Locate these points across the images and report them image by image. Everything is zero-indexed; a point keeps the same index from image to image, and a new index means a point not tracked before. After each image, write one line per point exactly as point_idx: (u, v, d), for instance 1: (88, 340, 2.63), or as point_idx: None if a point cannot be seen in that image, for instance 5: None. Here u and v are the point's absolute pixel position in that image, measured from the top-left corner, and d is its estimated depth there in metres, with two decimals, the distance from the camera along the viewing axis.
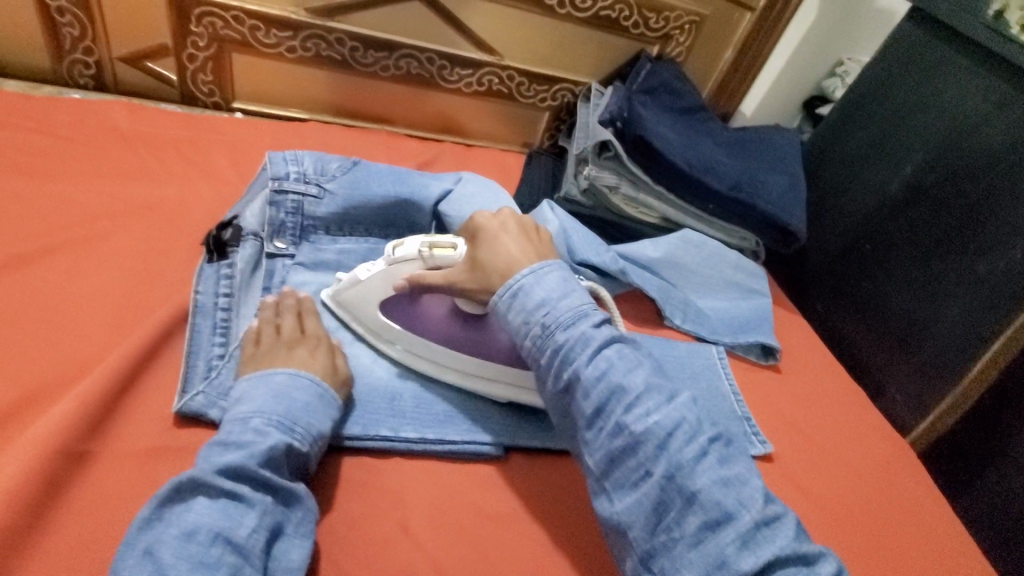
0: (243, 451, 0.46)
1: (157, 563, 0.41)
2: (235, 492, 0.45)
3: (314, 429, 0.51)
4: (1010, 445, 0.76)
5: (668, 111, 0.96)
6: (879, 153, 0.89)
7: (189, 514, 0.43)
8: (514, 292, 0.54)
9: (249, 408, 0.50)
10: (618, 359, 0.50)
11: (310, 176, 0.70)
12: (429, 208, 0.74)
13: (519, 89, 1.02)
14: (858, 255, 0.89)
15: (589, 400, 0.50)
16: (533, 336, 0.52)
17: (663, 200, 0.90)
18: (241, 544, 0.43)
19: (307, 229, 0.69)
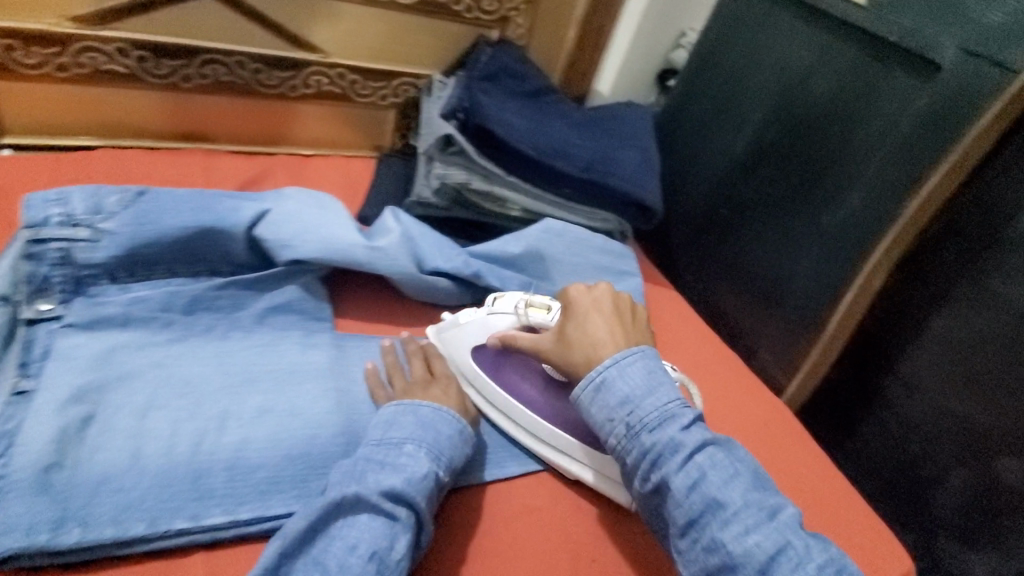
0: (401, 475, 0.48)
1: (323, 571, 0.43)
2: (393, 513, 0.46)
3: (454, 462, 0.53)
4: (881, 391, 0.76)
5: (514, 96, 0.92)
6: (724, 118, 0.88)
7: (343, 532, 0.45)
8: (598, 383, 0.53)
9: (384, 439, 0.52)
10: (712, 470, 0.48)
11: (79, 217, 0.57)
12: (242, 236, 0.62)
13: (353, 87, 0.93)
14: (717, 220, 0.89)
15: (680, 512, 0.48)
16: (617, 435, 0.52)
17: (519, 190, 0.86)
18: (390, 569, 0.44)
19: (82, 280, 0.57)
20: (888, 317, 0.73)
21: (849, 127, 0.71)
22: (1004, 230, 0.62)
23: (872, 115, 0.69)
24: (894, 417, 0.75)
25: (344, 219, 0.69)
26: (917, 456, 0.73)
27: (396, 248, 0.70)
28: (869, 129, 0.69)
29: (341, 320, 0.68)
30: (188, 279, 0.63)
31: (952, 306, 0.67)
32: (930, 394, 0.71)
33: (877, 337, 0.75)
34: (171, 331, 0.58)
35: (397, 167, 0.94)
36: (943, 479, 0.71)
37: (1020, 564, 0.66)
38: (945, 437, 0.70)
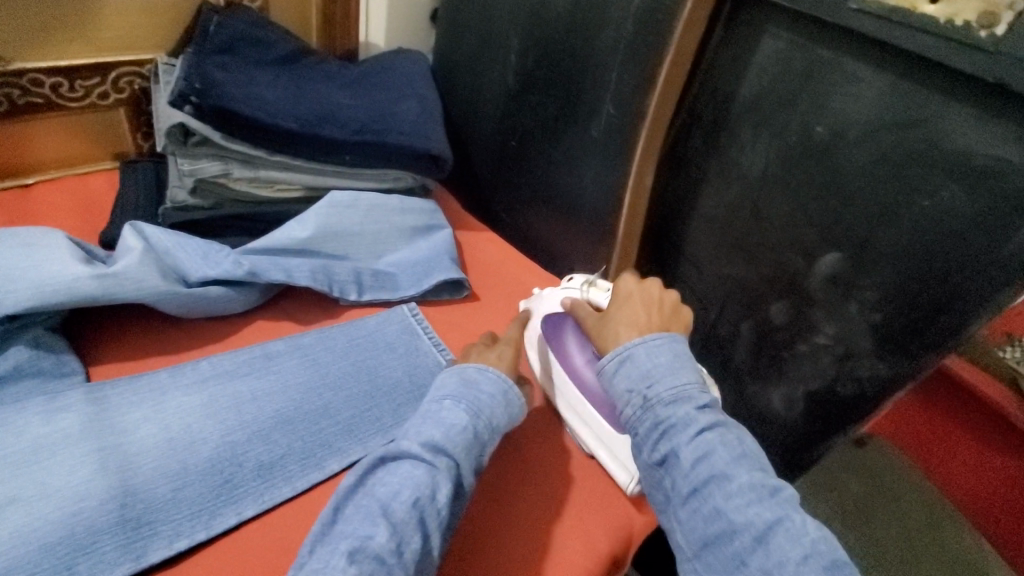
0: (442, 427, 0.53)
1: (370, 510, 0.48)
2: (433, 459, 0.51)
3: (497, 419, 0.56)
4: (678, 272, 0.84)
5: (260, 66, 0.81)
6: (489, 49, 0.87)
7: (385, 479, 0.50)
8: (622, 358, 0.57)
9: (479, 396, 0.56)
10: (721, 450, 0.51)
11: None
12: None
13: (57, 92, 0.77)
14: (509, 153, 0.89)
15: (685, 483, 0.50)
16: (633, 406, 0.55)
17: (291, 168, 0.78)
18: (429, 513, 0.48)
19: None
20: (667, 205, 0.81)
21: (592, 34, 0.72)
22: (729, 106, 0.69)
23: (608, 18, 0.70)
24: (692, 292, 0.83)
25: (60, 253, 0.58)
26: (715, 320, 0.81)
27: (142, 267, 0.60)
28: (609, 33, 0.70)
29: (95, 366, 0.59)
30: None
31: (708, 183, 0.75)
32: (712, 265, 0.78)
33: (665, 225, 0.83)
34: None
35: (147, 173, 0.81)
36: (734, 336, 0.79)
37: (799, 385, 0.74)
38: (729, 298, 0.78)
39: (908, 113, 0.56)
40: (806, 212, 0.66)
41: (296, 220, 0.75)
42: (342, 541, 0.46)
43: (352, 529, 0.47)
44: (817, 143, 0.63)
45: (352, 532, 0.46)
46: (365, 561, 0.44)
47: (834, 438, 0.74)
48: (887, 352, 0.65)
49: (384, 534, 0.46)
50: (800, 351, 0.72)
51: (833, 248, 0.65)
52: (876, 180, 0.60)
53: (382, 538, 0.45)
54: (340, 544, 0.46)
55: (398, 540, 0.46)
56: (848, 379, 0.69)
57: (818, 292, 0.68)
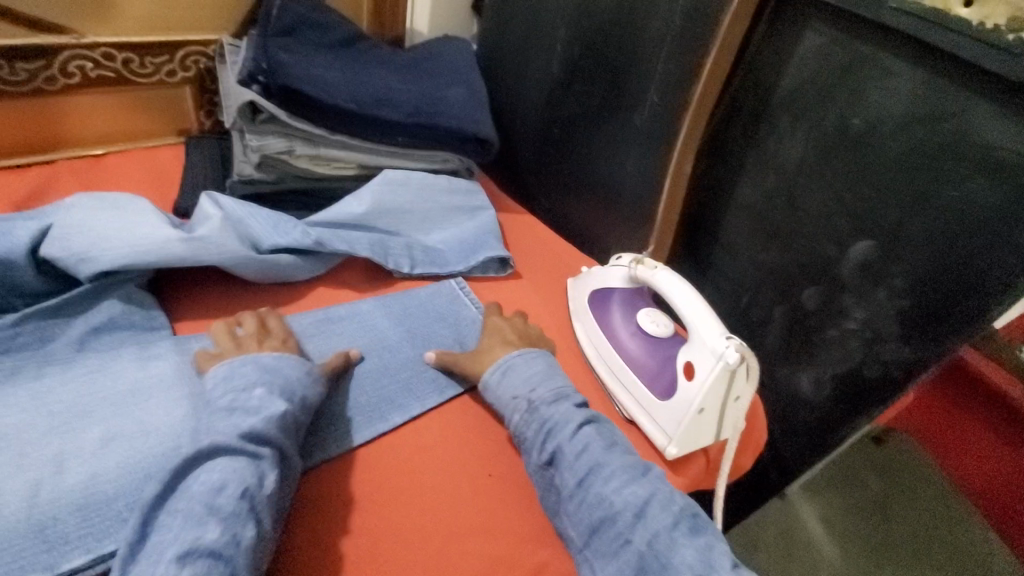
0: (257, 417, 0.51)
1: (189, 514, 0.44)
2: (258, 453, 0.49)
3: (307, 402, 0.56)
4: (711, 258, 0.88)
5: (318, 49, 0.85)
6: (535, 40, 0.91)
7: (201, 477, 0.46)
8: (506, 368, 0.63)
9: (247, 396, 0.53)
10: (596, 439, 0.57)
11: None
12: (24, 259, 0.56)
13: (129, 67, 0.82)
14: (551, 139, 0.93)
15: (571, 475, 0.55)
16: (520, 412, 0.60)
17: (348, 147, 0.82)
18: (265, 502, 0.47)
19: None
20: (705, 194, 0.85)
21: (639, 27, 0.76)
22: (769, 99, 0.73)
23: (655, 11, 0.73)
24: (726, 278, 0.87)
25: (150, 219, 0.64)
26: (749, 304, 0.85)
27: (218, 233, 0.65)
28: (657, 25, 0.73)
29: (179, 322, 0.64)
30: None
31: (747, 172, 0.79)
32: (749, 252, 0.83)
33: (701, 213, 0.87)
34: None
35: (213, 148, 0.86)
36: (767, 319, 0.84)
37: (829, 368, 0.78)
38: (763, 283, 0.82)
39: (937, 108, 0.59)
40: (840, 202, 0.69)
41: (351, 197, 0.80)
42: (167, 548, 0.42)
43: (176, 533, 0.43)
44: (852, 137, 0.66)
45: (178, 533, 0.43)
46: (199, 561, 0.41)
47: (864, 417, 0.78)
48: (913, 337, 0.68)
49: (214, 530, 0.43)
50: (830, 336, 0.77)
51: (865, 237, 0.69)
52: (907, 172, 0.63)
53: (214, 534, 0.43)
54: (167, 551, 0.42)
55: (233, 532, 0.43)
56: (875, 362, 0.73)
57: (850, 279, 0.72)
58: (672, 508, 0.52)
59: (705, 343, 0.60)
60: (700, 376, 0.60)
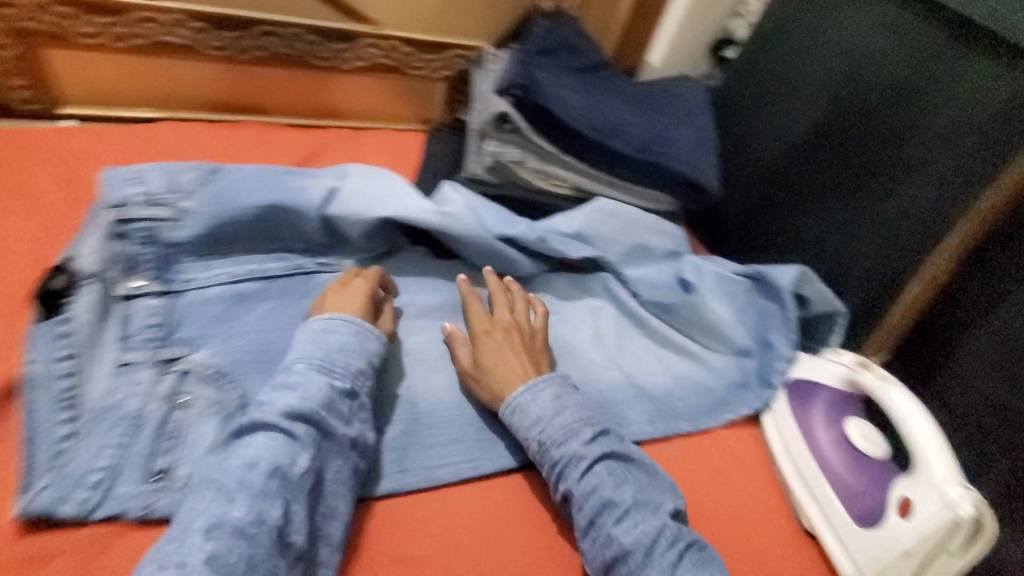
0: (299, 395, 0.50)
1: (218, 487, 0.45)
2: (292, 432, 0.48)
3: (353, 367, 0.54)
4: (934, 378, 0.75)
5: (570, 72, 0.88)
6: (786, 95, 0.87)
7: (242, 449, 0.47)
8: (512, 408, 0.58)
9: (334, 353, 0.54)
10: (605, 479, 0.55)
11: (161, 196, 0.59)
12: (315, 214, 0.65)
13: (406, 60, 0.91)
14: (772, 202, 0.87)
15: (582, 515, 0.54)
16: (532, 452, 0.57)
17: (574, 170, 0.84)
18: (300, 475, 0.48)
19: (169, 258, 0.60)
20: (952, 304, 0.73)
21: (927, 111, 0.70)
22: None
23: (955, 100, 0.68)
24: (943, 405, 0.74)
25: (411, 192, 0.70)
26: (960, 444, 0.72)
27: (465, 215, 0.70)
28: (953, 113, 0.68)
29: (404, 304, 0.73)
30: (267, 256, 0.65)
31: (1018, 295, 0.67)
32: (985, 384, 0.70)
33: (933, 324, 0.75)
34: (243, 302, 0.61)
35: (449, 142, 0.93)
36: (983, 467, 0.70)
37: None
38: (997, 427, 0.68)
39: None
40: None
41: (563, 214, 0.81)
42: (194, 519, 0.43)
43: (206, 505, 0.44)
44: None
45: (205, 506, 0.44)
46: (222, 537, 0.43)
47: None
48: None
49: (243, 508, 0.44)
50: None
51: None
52: None
53: (241, 512, 0.44)
54: (195, 523, 0.43)
55: (259, 512, 0.44)
56: None
57: None
58: (676, 543, 0.52)
59: (932, 481, 0.54)
60: (920, 520, 0.54)
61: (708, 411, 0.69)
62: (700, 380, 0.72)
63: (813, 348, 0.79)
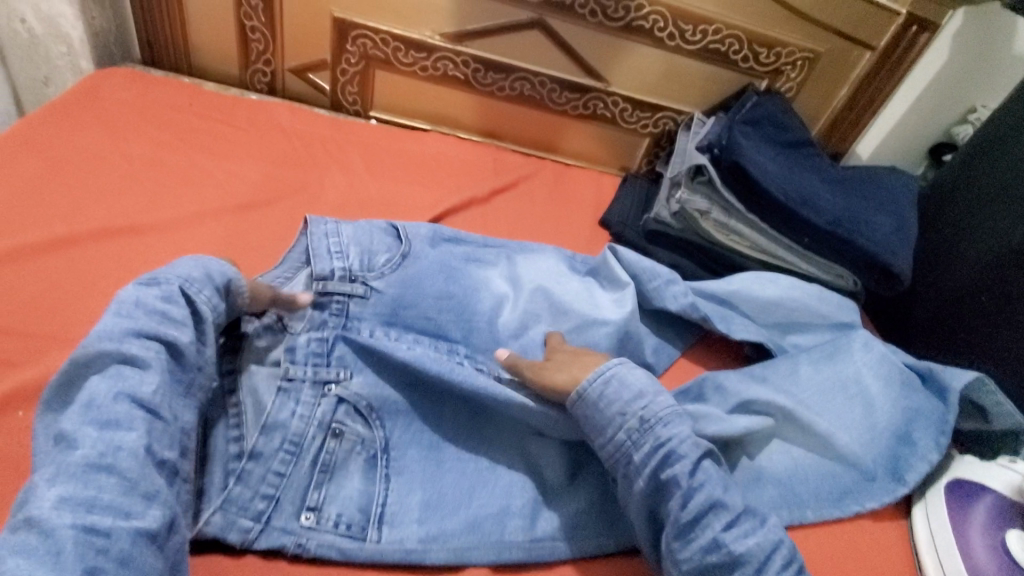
0: (132, 317, 0.47)
1: (65, 427, 0.43)
2: (134, 354, 0.46)
3: (189, 277, 0.52)
4: None
5: (771, 143, 0.96)
6: (1006, 200, 0.82)
7: (81, 401, 0.44)
8: (607, 378, 0.59)
9: (170, 272, 0.53)
10: (712, 474, 0.56)
11: (356, 273, 0.65)
12: (483, 314, 0.71)
13: (622, 114, 1.07)
14: (973, 305, 0.82)
15: (684, 507, 0.54)
16: (628, 429, 0.57)
17: (754, 228, 0.90)
18: (149, 396, 0.45)
19: (349, 324, 0.62)
20: None
21: None
22: None
23: None
24: None
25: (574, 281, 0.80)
26: None
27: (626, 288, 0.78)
28: None
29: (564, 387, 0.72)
30: (430, 347, 0.65)
31: None
32: None
33: None
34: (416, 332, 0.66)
35: (642, 188, 1.06)
36: None
37: None
38: None
39: None
40: None
41: (725, 278, 0.87)
42: (44, 465, 0.41)
43: (52, 455, 0.42)
44: None
45: (49, 458, 0.41)
46: (75, 474, 0.40)
47: None
48: None
49: (89, 445, 0.42)
50: None
51: None
52: None
53: (87, 448, 0.41)
54: (42, 469, 0.41)
55: (113, 441, 0.42)
56: None
57: None
58: (789, 563, 0.52)
59: None
60: None
61: (832, 498, 0.66)
62: (824, 463, 0.68)
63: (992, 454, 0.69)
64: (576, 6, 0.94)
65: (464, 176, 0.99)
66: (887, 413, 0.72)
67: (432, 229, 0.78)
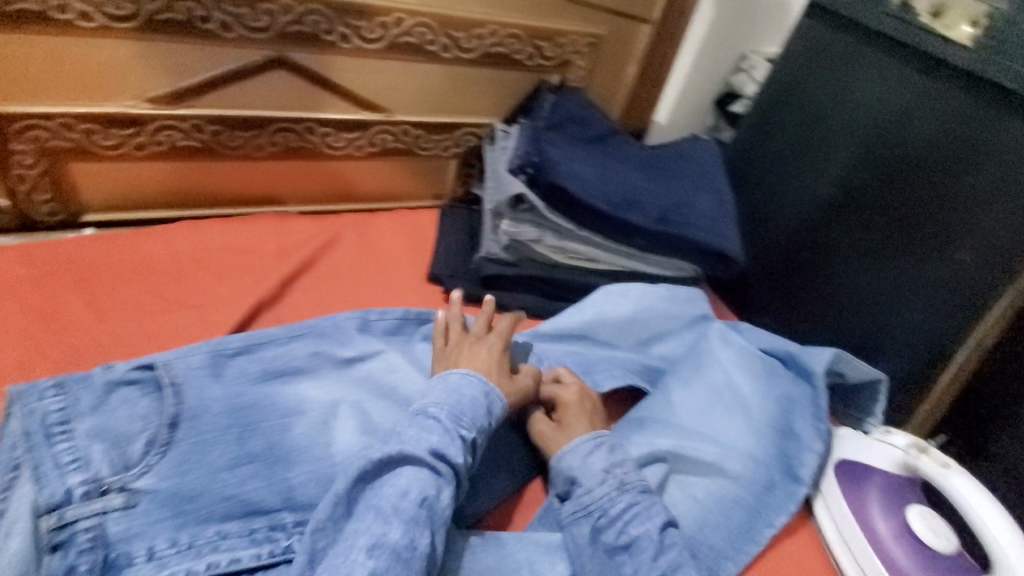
0: (444, 439, 0.53)
1: (379, 510, 0.49)
2: (437, 467, 0.52)
3: (479, 422, 0.57)
4: (991, 442, 0.73)
5: (580, 144, 0.89)
6: (803, 157, 0.83)
7: (392, 485, 0.50)
8: (599, 442, 0.62)
9: (460, 395, 0.58)
10: (682, 546, 0.55)
11: (108, 479, 0.49)
12: (301, 462, 0.56)
13: (417, 142, 0.92)
14: (796, 263, 0.83)
15: (646, 573, 0.53)
16: (612, 483, 0.58)
17: (590, 244, 0.84)
18: (444, 507, 0.51)
19: (116, 561, 0.47)
20: (1010, 374, 0.70)
21: (958, 176, 0.66)
22: None
23: (993, 164, 0.63)
24: (1004, 470, 0.71)
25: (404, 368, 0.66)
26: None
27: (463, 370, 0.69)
28: (990, 178, 0.63)
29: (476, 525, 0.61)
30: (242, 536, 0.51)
31: None
32: None
33: (984, 392, 0.73)
34: (222, 520, 0.51)
35: (462, 221, 0.93)
36: None
37: None
38: None
39: None
40: None
41: (574, 307, 0.79)
42: (356, 538, 0.47)
43: (368, 524, 0.48)
44: None
45: (368, 525, 0.48)
46: (386, 555, 0.46)
47: None
48: None
49: (398, 530, 0.48)
50: None
51: None
52: None
53: (398, 533, 0.47)
54: (358, 543, 0.47)
55: (413, 537, 0.48)
56: None
57: None
58: None
59: None
60: None
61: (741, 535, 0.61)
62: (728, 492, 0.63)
63: (862, 422, 0.72)
64: (321, 34, 0.76)
65: (239, 272, 0.76)
66: (763, 407, 0.70)
67: (209, 352, 0.61)
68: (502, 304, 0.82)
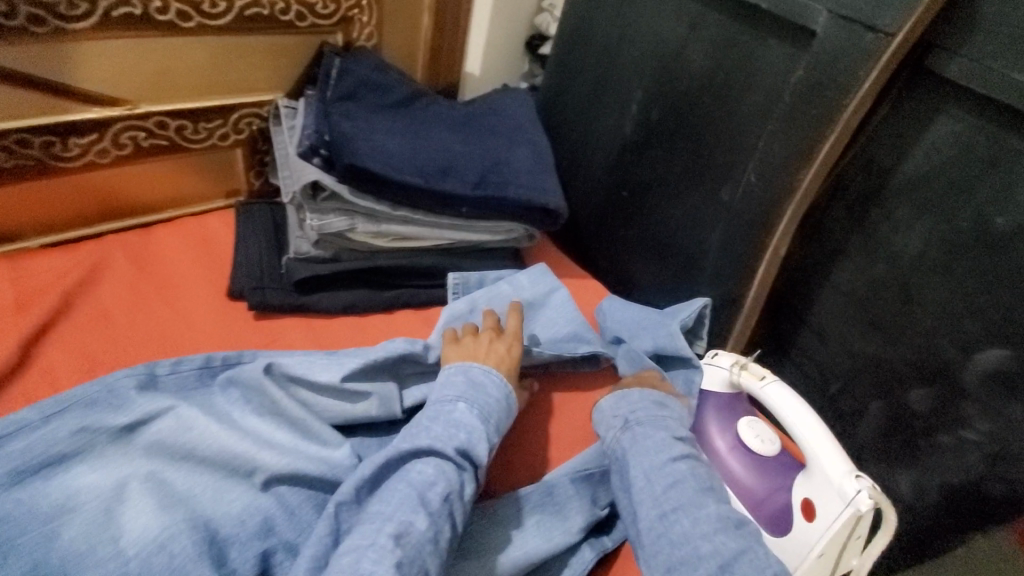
0: (465, 433, 0.54)
1: (404, 499, 0.49)
2: (461, 463, 0.53)
3: (503, 425, 0.58)
4: (798, 337, 0.81)
5: (380, 112, 0.80)
6: (605, 97, 0.83)
7: (415, 474, 0.51)
8: (618, 394, 0.64)
9: (482, 396, 0.58)
10: (690, 478, 0.55)
11: None
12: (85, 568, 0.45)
13: (182, 134, 0.76)
14: (619, 203, 0.84)
15: (654, 507, 0.54)
16: (612, 429, 0.61)
17: (411, 222, 0.76)
18: (468, 494, 0.52)
19: None
20: (805, 274, 0.78)
21: (733, 98, 0.68)
22: (887, 183, 0.67)
23: (755, 87, 0.66)
24: (813, 361, 0.80)
25: (200, 421, 0.55)
26: (838, 393, 0.77)
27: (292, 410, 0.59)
28: (758, 100, 0.66)
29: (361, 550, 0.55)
30: None
31: (851, 254, 0.72)
32: (846, 336, 0.75)
33: (790, 294, 0.80)
34: None
35: (265, 219, 0.81)
36: (860, 412, 0.76)
37: (940, 475, 0.70)
38: (862, 374, 0.74)
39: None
40: (968, 302, 0.63)
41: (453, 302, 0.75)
42: (379, 534, 0.46)
43: (392, 511, 0.48)
44: (993, 238, 0.59)
45: (389, 516, 0.48)
46: (408, 547, 0.45)
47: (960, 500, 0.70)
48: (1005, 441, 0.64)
49: (423, 522, 0.47)
50: (941, 442, 0.69)
51: (998, 344, 0.61)
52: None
53: (423, 525, 0.47)
54: (378, 537, 0.46)
55: (437, 530, 0.48)
56: (953, 439, 0.68)
57: (975, 387, 0.64)
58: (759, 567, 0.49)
59: (828, 482, 0.56)
60: (821, 519, 0.56)
61: None
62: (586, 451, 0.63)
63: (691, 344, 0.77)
64: None
65: None
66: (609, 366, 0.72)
67: None
68: (324, 307, 0.73)
